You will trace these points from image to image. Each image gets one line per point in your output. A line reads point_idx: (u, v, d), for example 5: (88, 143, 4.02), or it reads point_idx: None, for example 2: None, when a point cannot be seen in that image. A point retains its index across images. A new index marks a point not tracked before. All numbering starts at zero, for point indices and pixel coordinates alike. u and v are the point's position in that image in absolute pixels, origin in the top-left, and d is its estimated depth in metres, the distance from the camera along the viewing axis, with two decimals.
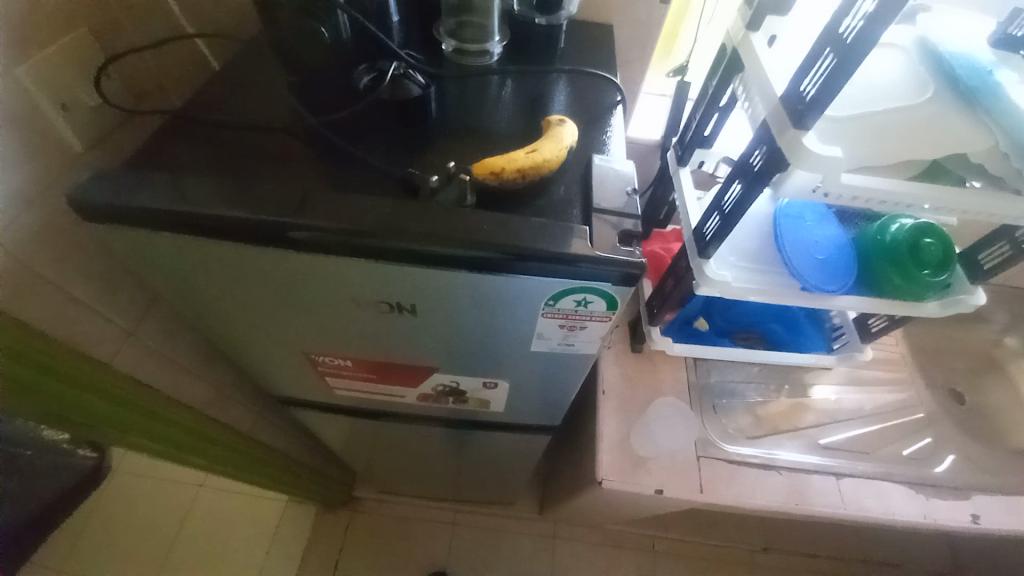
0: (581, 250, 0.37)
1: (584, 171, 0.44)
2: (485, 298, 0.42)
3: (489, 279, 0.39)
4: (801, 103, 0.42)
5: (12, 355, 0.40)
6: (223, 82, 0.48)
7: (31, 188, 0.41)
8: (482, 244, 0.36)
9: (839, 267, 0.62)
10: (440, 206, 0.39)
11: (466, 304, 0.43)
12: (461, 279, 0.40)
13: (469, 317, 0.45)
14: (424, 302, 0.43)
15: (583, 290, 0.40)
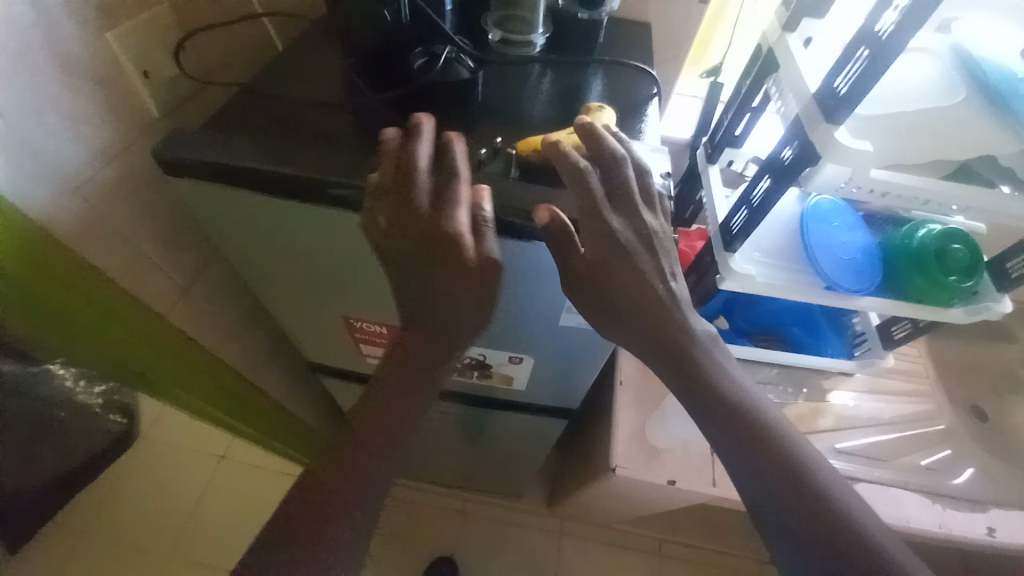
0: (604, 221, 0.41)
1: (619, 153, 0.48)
2: (518, 267, 0.46)
3: (521, 247, 0.44)
4: (833, 98, 0.43)
5: (73, 291, 0.43)
6: (285, 60, 0.52)
7: (114, 146, 0.45)
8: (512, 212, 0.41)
9: (863, 269, 0.63)
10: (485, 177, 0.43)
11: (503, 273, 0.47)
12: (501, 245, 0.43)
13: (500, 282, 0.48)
14: None
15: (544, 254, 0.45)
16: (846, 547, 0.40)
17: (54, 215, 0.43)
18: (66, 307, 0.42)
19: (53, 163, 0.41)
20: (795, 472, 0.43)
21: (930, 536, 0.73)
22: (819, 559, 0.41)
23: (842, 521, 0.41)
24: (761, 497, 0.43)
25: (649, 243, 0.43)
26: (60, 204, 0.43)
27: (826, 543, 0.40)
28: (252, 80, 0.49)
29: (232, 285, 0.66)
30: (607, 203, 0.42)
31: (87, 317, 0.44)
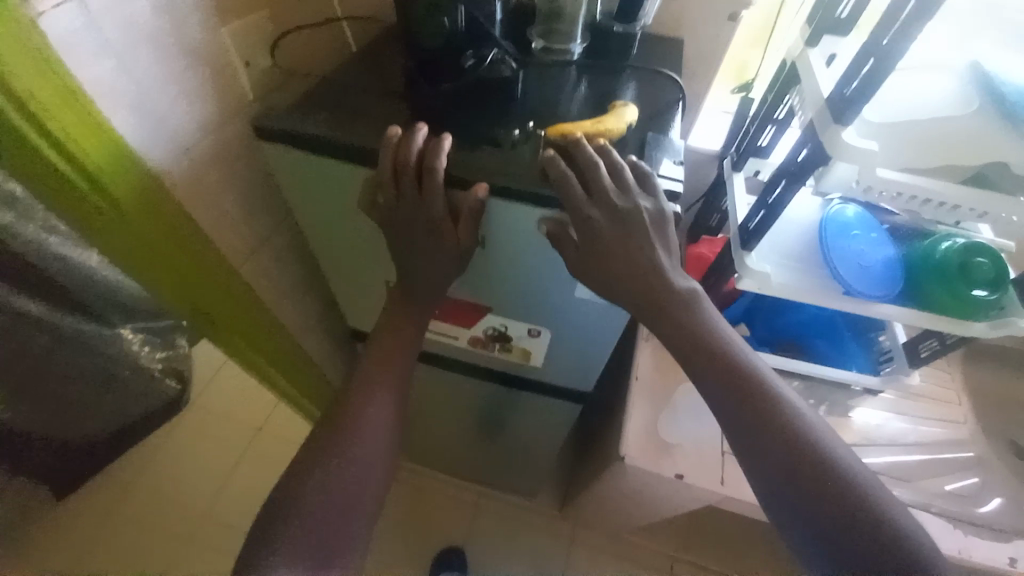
0: (613, 196, 0.46)
1: (640, 142, 0.54)
2: (533, 232, 0.52)
3: (530, 213, 0.49)
4: (841, 100, 0.47)
5: (149, 210, 0.50)
6: (360, 57, 0.61)
7: (218, 118, 0.54)
8: (531, 181, 0.48)
9: (882, 277, 0.65)
10: (517, 153, 0.50)
11: (521, 238, 0.53)
12: (527, 213, 0.49)
13: (523, 248, 0.54)
14: (491, 236, 0.54)
15: (525, 215, 0.50)
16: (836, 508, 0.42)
17: (169, 170, 0.51)
18: (138, 226, 0.50)
19: (174, 127, 0.50)
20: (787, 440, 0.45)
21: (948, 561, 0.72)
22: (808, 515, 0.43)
23: (833, 490, 0.43)
24: (754, 458, 0.46)
25: (656, 223, 0.47)
26: (173, 161, 0.51)
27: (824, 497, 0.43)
28: (331, 73, 0.58)
29: (292, 252, 0.74)
30: (623, 185, 0.47)
31: (148, 234, 0.51)
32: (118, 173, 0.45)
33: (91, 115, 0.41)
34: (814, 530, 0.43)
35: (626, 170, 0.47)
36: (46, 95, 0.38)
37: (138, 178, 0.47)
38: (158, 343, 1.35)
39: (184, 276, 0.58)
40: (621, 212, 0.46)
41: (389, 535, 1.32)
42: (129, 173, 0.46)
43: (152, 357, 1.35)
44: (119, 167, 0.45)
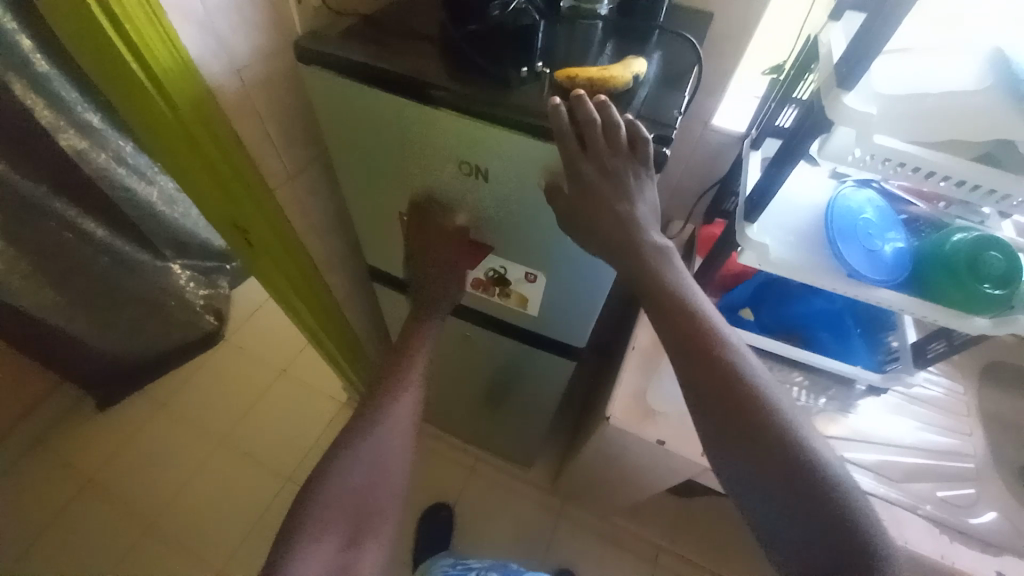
0: (605, 136, 0.51)
1: (640, 96, 0.57)
2: (539, 163, 0.56)
3: (533, 144, 0.55)
4: (846, 64, 0.48)
5: (202, 118, 0.55)
6: (400, 8, 0.66)
7: (271, 47, 0.60)
8: (536, 114, 0.53)
9: (885, 263, 0.64)
10: (527, 88, 0.56)
11: (524, 170, 0.58)
12: (531, 147, 0.55)
13: (528, 184, 0.60)
14: (494, 168, 0.59)
15: (529, 147, 0.55)
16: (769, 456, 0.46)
17: (224, 87, 0.56)
18: (195, 129, 0.56)
19: (232, 47, 0.55)
20: (737, 393, 0.48)
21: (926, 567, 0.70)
22: (738, 453, 0.48)
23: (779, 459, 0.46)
24: (704, 400, 0.50)
25: (639, 170, 0.53)
26: (228, 79, 0.57)
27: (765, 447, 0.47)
28: (370, 16, 0.64)
29: (323, 189, 0.81)
30: (614, 137, 0.52)
31: (201, 141, 0.57)
32: (186, 84, 0.52)
33: (162, 20, 0.47)
34: (745, 471, 0.47)
35: (620, 122, 0.51)
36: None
37: (197, 91, 0.53)
38: (202, 280, 1.63)
39: (229, 185, 0.64)
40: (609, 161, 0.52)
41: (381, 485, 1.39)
42: (190, 84, 0.52)
43: (196, 293, 1.60)
44: (183, 78, 0.51)
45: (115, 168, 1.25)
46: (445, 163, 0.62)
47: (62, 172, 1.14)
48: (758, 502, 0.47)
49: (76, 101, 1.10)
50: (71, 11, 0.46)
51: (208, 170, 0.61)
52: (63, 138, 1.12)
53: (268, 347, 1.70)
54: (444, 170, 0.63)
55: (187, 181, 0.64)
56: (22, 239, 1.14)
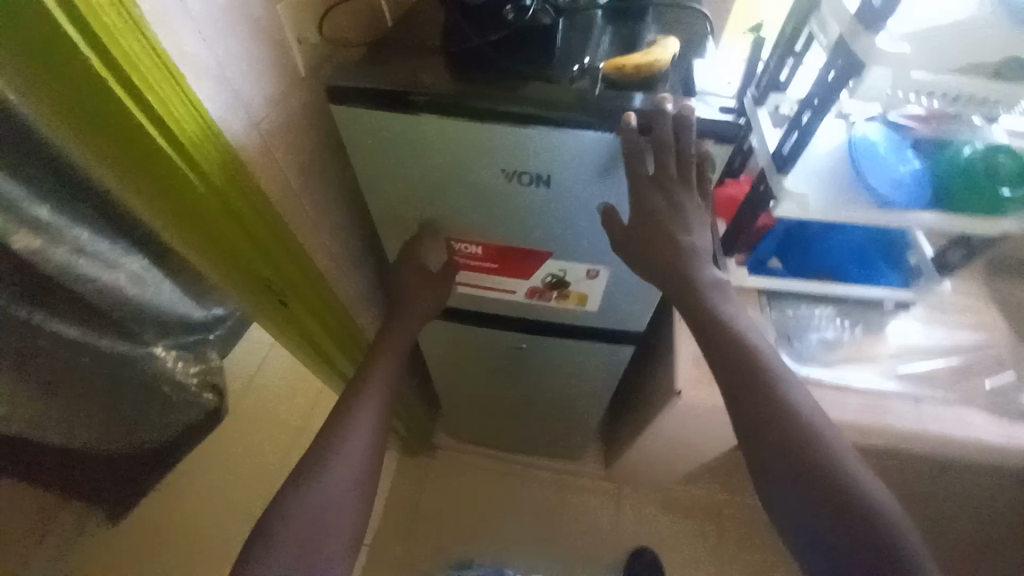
0: (663, 121, 0.53)
1: (682, 72, 0.60)
2: (603, 158, 0.58)
3: (597, 139, 0.56)
4: (871, 12, 0.51)
5: (229, 182, 0.51)
6: (402, 31, 0.65)
7: (278, 91, 0.55)
8: (593, 111, 0.54)
9: (912, 186, 0.68)
10: (577, 86, 0.57)
11: (585, 168, 0.59)
12: (593, 142, 0.56)
13: (589, 183, 0.61)
14: (555, 172, 0.60)
15: (593, 142, 0.56)
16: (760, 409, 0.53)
17: (251, 145, 0.53)
18: (223, 196, 0.52)
19: (252, 100, 0.51)
20: (722, 357, 0.56)
21: (982, 456, 0.78)
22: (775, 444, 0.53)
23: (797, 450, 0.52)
24: None
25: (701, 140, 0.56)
26: (249, 137, 0.52)
27: (759, 400, 0.54)
28: (383, 41, 0.64)
29: (345, 232, 0.77)
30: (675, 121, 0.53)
31: (229, 209, 0.53)
32: (208, 149, 0.48)
33: (179, 85, 0.43)
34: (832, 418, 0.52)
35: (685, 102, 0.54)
36: (144, 61, 0.40)
37: (226, 156, 0.50)
38: (190, 357, 1.50)
39: (262, 251, 0.60)
40: (665, 144, 0.53)
41: (399, 522, 1.39)
42: (218, 150, 0.49)
43: (187, 372, 1.46)
44: (209, 142, 0.48)
45: (76, 260, 1.11)
46: (492, 172, 0.61)
47: (13, 274, 1.02)
48: (750, 450, 0.55)
49: (24, 199, 0.98)
50: (76, 92, 0.41)
51: (236, 240, 0.57)
52: (14, 240, 0.99)
53: (279, 409, 1.64)
54: (494, 179, 0.62)
55: (206, 258, 0.59)
56: None
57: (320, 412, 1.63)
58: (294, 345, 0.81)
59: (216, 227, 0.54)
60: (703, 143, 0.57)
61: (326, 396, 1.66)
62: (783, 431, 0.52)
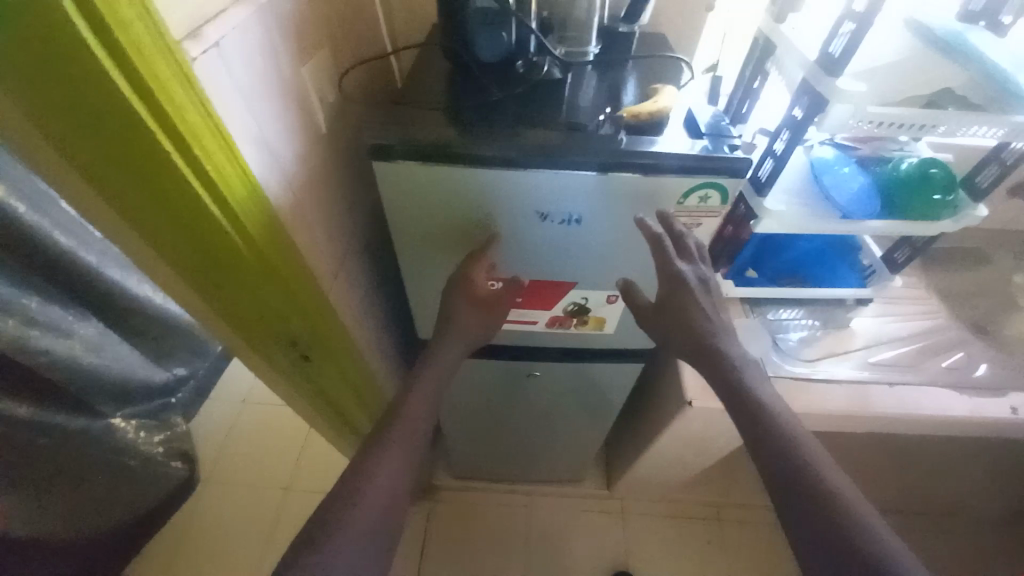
0: (675, 159, 0.58)
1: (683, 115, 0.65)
2: (621, 197, 0.62)
3: (615, 180, 0.60)
4: (831, 60, 0.62)
5: (269, 238, 0.54)
6: (410, 86, 0.69)
7: (300, 150, 0.58)
8: (610, 153, 0.59)
9: (868, 198, 0.77)
10: (598, 133, 0.61)
11: (605, 206, 0.63)
12: (613, 183, 0.60)
13: (609, 220, 0.65)
14: (576, 211, 0.64)
15: (613, 183, 0.60)
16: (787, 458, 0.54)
17: (283, 200, 0.56)
18: (263, 251, 0.54)
19: (282, 158, 0.55)
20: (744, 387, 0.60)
21: (950, 427, 0.88)
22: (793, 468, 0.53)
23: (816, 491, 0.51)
24: None
25: (702, 171, 0.59)
26: (282, 194, 0.56)
27: (787, 450, 0.54)
28: (400, 94, 0.68)
29: (351, 276, 0.77)
30: (684, 159, 0.59)
31: (266, 265, 0.55)
32: (254, 208, 0.51)
33: (232, 152, 0.46)
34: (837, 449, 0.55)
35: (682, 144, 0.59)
36: (205, 133, 0.43)
37: (265, 212, 0.52)
38: (154, 425, 1.38)
39: (291, 303, 0.61)
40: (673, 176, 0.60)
41: (408, 575, 1.32)
42: (259, 208, 0.51)
43: (151, 441, 1.35)
44: (254, 202, 0.50)
45: (28, 332, 1.03)
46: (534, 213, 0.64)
47: None
48: (777, 497, 0.54)
49: None
50: (136, 168, 0.43)
51: (270, 291, 0.58)
52: None
53: (260, 470, 1.53)
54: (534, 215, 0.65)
55: (234, 307, 0.60)
56: None
57: (307, 465, 1.54)
58: (307, 393, 0.80)
59: (253, 281, 0.56)
60: (717, 177, 0.60)
61: (311, 449, 1.57)
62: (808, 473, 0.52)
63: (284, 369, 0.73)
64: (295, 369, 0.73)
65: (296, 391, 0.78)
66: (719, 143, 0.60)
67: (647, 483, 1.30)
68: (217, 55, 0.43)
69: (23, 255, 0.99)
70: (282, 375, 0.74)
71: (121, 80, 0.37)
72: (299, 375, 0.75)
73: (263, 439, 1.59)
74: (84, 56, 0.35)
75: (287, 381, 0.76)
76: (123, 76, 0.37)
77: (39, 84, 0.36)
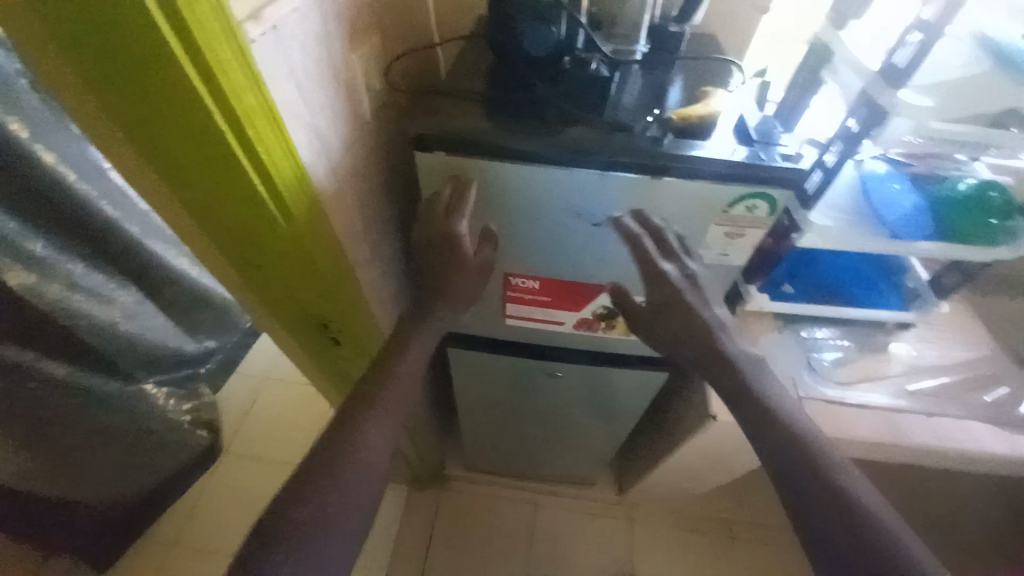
0: (721, 166, 0.57)
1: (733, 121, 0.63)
2: (661, 201, 0.61)
3: (656, 183, 0.59)
4: (894, 70, 0.59)
5: (311, 223, 0.55)
6: (454, 77, 0.69)
7: (345, 136, 0.59)
8: (653, 156, 0.57)
9: (920, 218, 0.73)
10: (643, 135, 0.59)
11: (644, 209, 0.62)
12: (654, 186, 0.59)
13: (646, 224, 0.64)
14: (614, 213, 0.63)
15: (654, 186, 0.59)
16: (804, 470, 0.53)
17: (325, 183, 0.57)
18: (304, 236, 0.55)
19: (328, 142, 0.56)
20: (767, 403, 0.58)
21: (990, 464, 0.84)
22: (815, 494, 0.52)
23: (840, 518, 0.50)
24: None
25: (748, 179, 0.58)
26: (326, 180, 0.57)
27: (805, 462, 0.53)
28: (444, 85, 0.68)
29: (382, 263, 0.78)
30: (731, 166, 0.57)
31: (306, 249, 0.56)
32: (298, 192, 0.52)
33: (283, 137, 0.47)
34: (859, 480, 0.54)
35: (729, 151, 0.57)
36: (260, 118, 0.44)
37: (308, 195, 0.53)
38: (181, 393, 1.43)
39: (326, 288, 0.62)
40: (718, 184, 0.58)
41: (414, 561, 1.33)
42: (303, 190, 0.52)
43: (179, 409, 1.40)
44: (300, 187, 0.51)
45: (71, 296, 1.07)
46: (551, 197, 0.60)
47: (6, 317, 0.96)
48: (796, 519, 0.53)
49: (15, 233, 0.94)
50: (193, 147, 0.44)
51: (307, 274, 0.60)
52: (10, 277, 0.95)
53: (278, 446, 1.57)
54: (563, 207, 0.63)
55: (271, 287, 0.62)
56: None
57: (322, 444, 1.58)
58: (333, 373, 0.81)
59: (293, 263, 0.57)
60: (764, 188, 0.58)
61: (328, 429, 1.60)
62: (832, 498, 0.51)
63: (313, 347, 0.74)
64: (324, 348, 0.75)
65: (323, 369, 0.81)
66: (768, 152, 0.58)
67: (659, 493, 1.28)
68: (277, 38, 0.44)
69: (66, 224, 1.02)
70: (310, 352, 0.76)
71: (184, 61, 0.38)
72: (326, 355, 0.77)
73: (282, 416, 1.63)
74: (152, 35, 0.36)
75: (315, 359, 0.78)
76: (185, 52, 0.38)
77: (105, 59, 0.37)
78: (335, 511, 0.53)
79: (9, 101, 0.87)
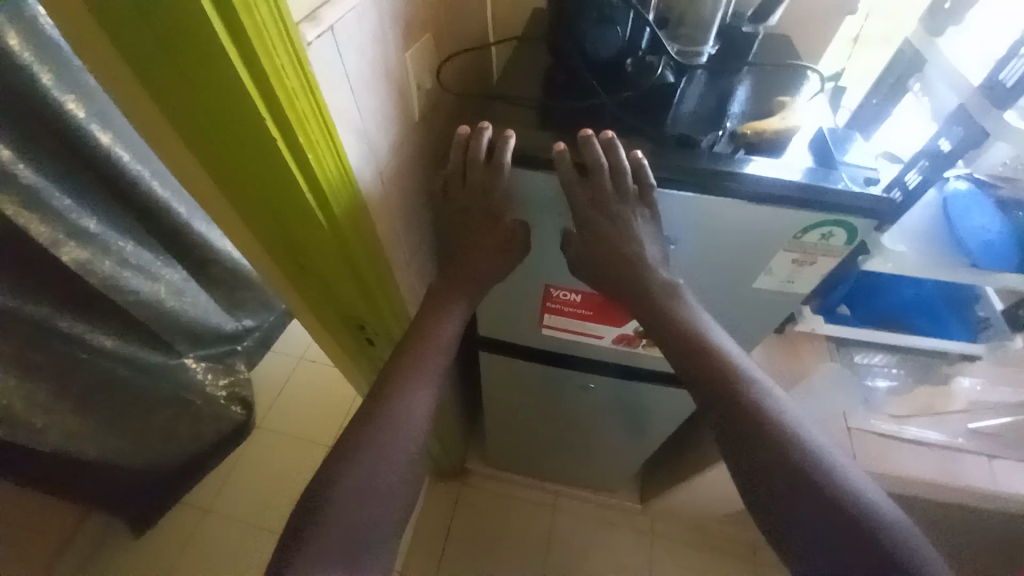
0: (793, 189, 0.52)
1: (809, 136, 0.58)
2: (722, 224, 0.57)
3: (717, 203, 0.54)
4: (1001, 90, 0.52)
5: (353, 225, 0.53)
6: (507, 78, 0.67)
7: (394, 139, 0.57)
8: (717, 175, 0.53)
9: (1005, 247, 0.65)
10: (710, 150, 0.56)
11: (701, 231, 0.58)
12: (715, 207, 0.55)
13: (701, 246, 0.60)
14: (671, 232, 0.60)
15: (713, 206, 0.55)
16: (810, 502, 0.47)
17: (371, 186, 0.55)
18: (346, 238, 0.54)
19: (375, 145, 0.54)
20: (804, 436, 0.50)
21: None
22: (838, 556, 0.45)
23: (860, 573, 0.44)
24: None
25: (820, 205, 0.53)
26: (372, 182, 0.56)
27: (817, 495, 0.47)
28: (497, 86, 0.65)
29: (421, 264, 0.77)
30: (803, 190, 0.52)
31: (348, 251, 0.55)
32: (343, 195, 0.50)
33: (332, 141, 0.46)
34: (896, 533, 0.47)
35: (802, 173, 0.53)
36: (311, 122, 0.43)
37: (353, 199, 0.52)
38: (219, 369, 1.46)
39: (365, 288, 0.61)
40: (786, 208, 0.54)
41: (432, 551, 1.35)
42: (348, 194, 0.51)
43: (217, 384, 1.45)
44: (344, 189, 0.50)
45: (121, 273, 1.09)
46: (598, 208, 0.56)
47: (60, 289, 1.00)
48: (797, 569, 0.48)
49: (71, 209, 0.97)
50: (242, 147, 0.43)
51: (346, 275, 0.59)
52: (63, 251, 0.97)
53: (307, 426, 1.61)
54: (598, 224, 0.57)
55: (309, 284, 0.61)
56: (34, 370, 1.01)
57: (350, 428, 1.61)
58: (363, 368, 0.81)
59: (332, 264, 0.56)
60: (842, 215, 0.53)
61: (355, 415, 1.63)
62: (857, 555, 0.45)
63: (346, 344, 0.74)
64: (358, 346, 0.75)
65: (354, 364, 0.80)
66: (848, 176, 0.53)
67: (685, 509, 1.25)
68: (334, 41, 0.42)
69: (116, 198, 1.05)
70: (343, 347, 0.75)
71: (240, 61, 0.36)
72: (359, 352, 0.76)
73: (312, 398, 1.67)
74: (210, 35, 0.34)
75: (347, 355, 0.77)
76: (240, 51, 0.36)
77: (161, 54, 0.36)
78: (358, 522, 0.50)
79: (81, 89, 0.91)
